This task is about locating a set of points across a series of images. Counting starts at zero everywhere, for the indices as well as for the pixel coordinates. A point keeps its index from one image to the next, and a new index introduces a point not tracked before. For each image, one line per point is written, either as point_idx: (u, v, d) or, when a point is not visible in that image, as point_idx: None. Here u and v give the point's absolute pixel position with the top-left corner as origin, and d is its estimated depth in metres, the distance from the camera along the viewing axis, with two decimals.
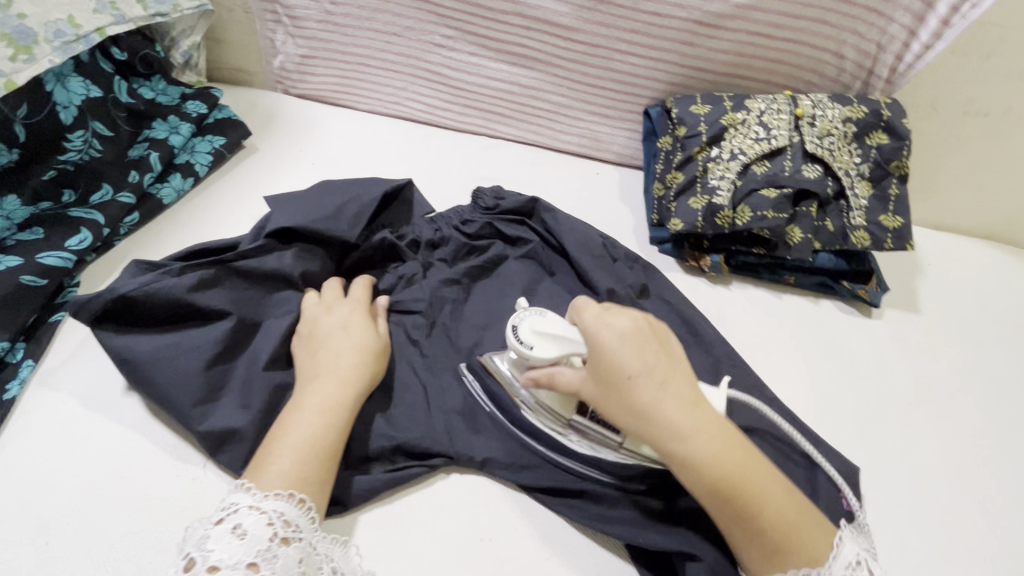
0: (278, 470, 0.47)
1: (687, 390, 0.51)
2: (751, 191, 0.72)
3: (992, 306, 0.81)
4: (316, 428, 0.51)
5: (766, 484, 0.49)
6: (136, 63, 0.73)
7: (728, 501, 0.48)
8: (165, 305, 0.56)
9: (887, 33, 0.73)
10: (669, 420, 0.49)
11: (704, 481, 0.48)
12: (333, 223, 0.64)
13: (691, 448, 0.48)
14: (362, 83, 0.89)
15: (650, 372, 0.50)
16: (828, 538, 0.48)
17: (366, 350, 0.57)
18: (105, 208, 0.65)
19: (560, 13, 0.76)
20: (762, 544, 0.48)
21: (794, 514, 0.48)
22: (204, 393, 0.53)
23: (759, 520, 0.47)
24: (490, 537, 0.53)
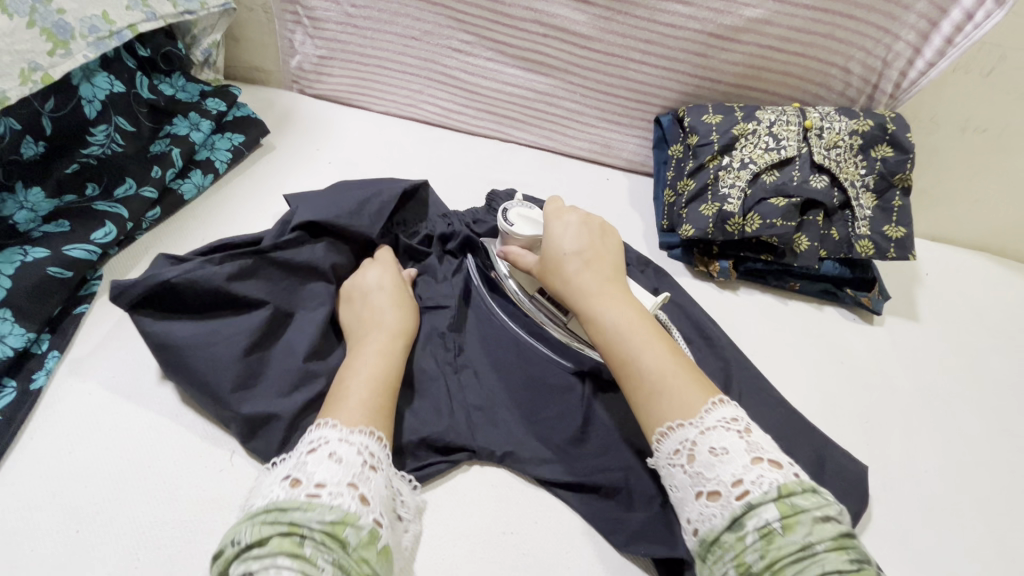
0: (356, 409, 0.51)
1: (610, 267, 0.59)
2: (761, 199, 0.74)
3: (988, 315, 0.84)
4: (380, 374, 0.55)
5: (655, 345, 0.52)
6: (158, 60, 0.74)
7: (616, 354, 0.53)
8: (205, 293, 0.56)
9: (893, 50, 0.75)
10: (582, 284, 0.57)
11: (603, 335, 0.54)
12: (357, 217, 0.66)
13: (595, 304, 0.55)
14: (378, 85, 0.90)
15: (574, 247, 0.59)
16: (705, 398, 0.48)
17: (407, 310, 0.63)
18: (129, 202, 0.66)
19: (578, 22, 0.78)
20: (637, 379, 0.51)
21: (673, 365, 0.50)
22: (241, 379, 0.54)
23: (638, 372, 0.51)
24: (512, 530, 0.55)
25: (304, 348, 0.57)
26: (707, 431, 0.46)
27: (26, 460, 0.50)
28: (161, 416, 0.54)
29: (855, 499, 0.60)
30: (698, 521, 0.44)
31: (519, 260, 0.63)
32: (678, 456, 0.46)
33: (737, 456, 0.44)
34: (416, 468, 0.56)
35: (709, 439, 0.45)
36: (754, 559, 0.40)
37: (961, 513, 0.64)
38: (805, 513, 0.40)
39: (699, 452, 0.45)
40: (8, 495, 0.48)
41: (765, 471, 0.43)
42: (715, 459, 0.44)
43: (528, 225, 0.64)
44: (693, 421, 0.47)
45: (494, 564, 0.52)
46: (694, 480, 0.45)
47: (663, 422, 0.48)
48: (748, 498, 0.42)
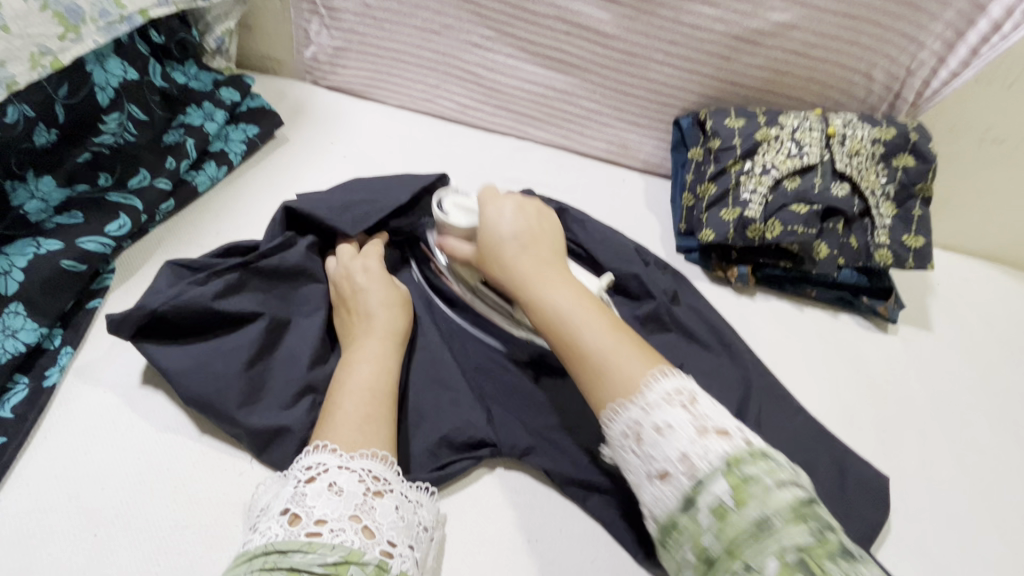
0: (356, 433, 0.48)
1: (550, 252, 0.58)
2: (782, 206, 0.73)
3: (1000, 327, 0.84)
4: (376, 388, 0.52)
5: (599, 324, 0.50)
6: (171, 47, 0.71)
7: (557, 334, 0.51)
8: (197, 315, 0.54)
9: (917, 58, 0.75)
10: (517, 265, 0.55)
11: (542, 319, 0.52)
12: (337, 215, 0.63)
13: (532, 284, 0.54)
14: (394, 78, 0.88)
15: (510, 230, 0.58)
16: (648, 372, 0.46)
17: (395, 307, 0.59)
18: (144, 193, 0.65)
19: (601, 20, 0.77)
20: (581, 368, 0.49)
21: (616, 345, 0.49)
22: (246, 393, 0.52)
23: (584, 350, 0.49)
24: (537, 538, 0.54)
25: (307, 358, 0.55)
26: (649, 409, 0.44)
27: (40, 460, 0.49)
28: (179, 417, 0.52)
29: (871, 509, 0.61)
30: (653, 506, 0.44)
31: (454, 251, 0.62)
32: (628, 440, 0.45)
33: (682, 433, 0.42)
34: (438, 468, 0.56)
35: (652, 416, 0.44)
36: (710, 541, 0.39)
37: (974, 524, 0.64)
38: (754, 481, 0.40)
39: (645, 432, 0.44)
40: (20, 497, 0.47)
41: (712, 443, 0.42)
42: (660, 437, 0.43)
43: (462, 214, 0.62)
44: (637, 400, 0.45)
45: (520, 572, 0.52)
46: (647, 463, 0.44)
47: (610, 405, 0.47)
48: (697, 474, 0.41)
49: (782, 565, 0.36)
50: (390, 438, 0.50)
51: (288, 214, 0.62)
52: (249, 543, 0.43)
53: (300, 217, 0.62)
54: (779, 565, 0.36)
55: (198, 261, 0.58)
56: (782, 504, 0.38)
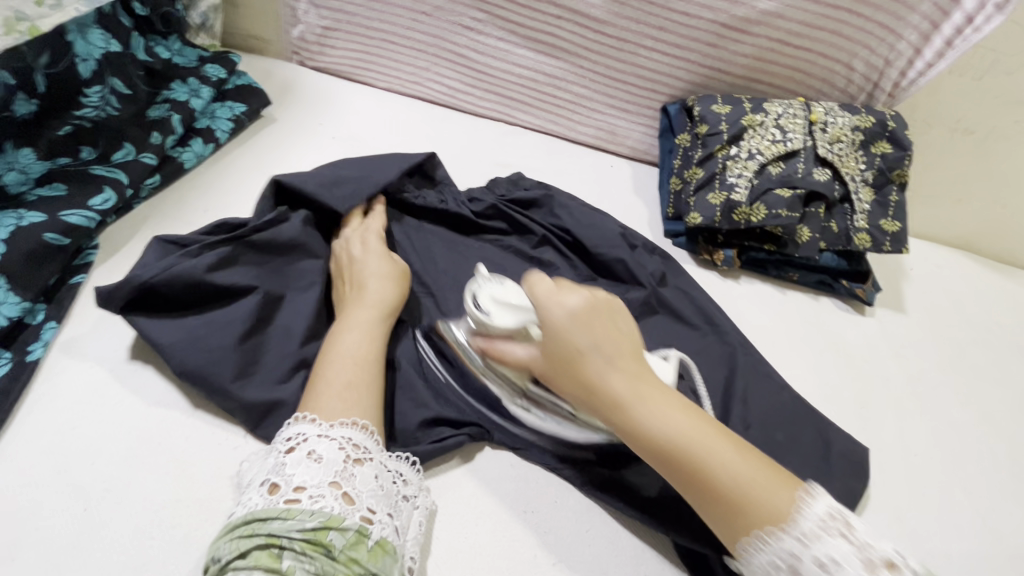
0: (341, 400, 0.48)
1: (637, 360, 0.49)
2: (767, 190, 0.75)
3: (970, 311, 0.88)
4: (362, 357, 0.52)
5: (723, 449, 0.45)
6: (155, 21, 0.70)
7: (680, 471, 0.45)
8: (189, 289, 0.53)
9: (894, 49, 0.78)
10: (615, 389, 0.47)
11: (658, 450, 0.46)
12: (327, 191, 0.63)
13: (636, 410, 0.47)
14: (383, 60, 0.87)
15: (593, 343, 0.48)
16: (794, 496, 0.43)
17: (385, 279, 0.58)
18: (128, 167, 0.62)
19: (593, 5, 0.78)
20: (713, 504, 0.44)
21: (746, 473, 0.44)
22: (241, 366, 0.51)
23: (720, 489, 0.44)
24: (532, 509, 0.55)
25: (300, 332, 0.54)
26: (806, 542, 0.41)
27: (26, 436, 0.47)
28: (171, 391, 0.52)
29: (854, 481, 0.63)
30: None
31: (508, 355, 0.54)
32: (779, 570, 0.42)
33: (850, 568, 0.40)
34: (436, 442, 0.56)
35: (811, 553, 0.41)
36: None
37: (949, 495, 0.67)
38: None
39: (805, 567, 0.41)
40: (7, 472, 0.45)
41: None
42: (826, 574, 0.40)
43: (507, 312, 0.56)
44: (790, 530, 0.42)
45: (516, 542, 0.53)
46: None
47: (750, 537, 0.43)
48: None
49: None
50: (373, 407, 0.50)
51: (277, 188, 0.61)
52: (231, 515, 0.43)
53: (289, 191, 0.61)
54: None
55: (190, 235, 0.57)
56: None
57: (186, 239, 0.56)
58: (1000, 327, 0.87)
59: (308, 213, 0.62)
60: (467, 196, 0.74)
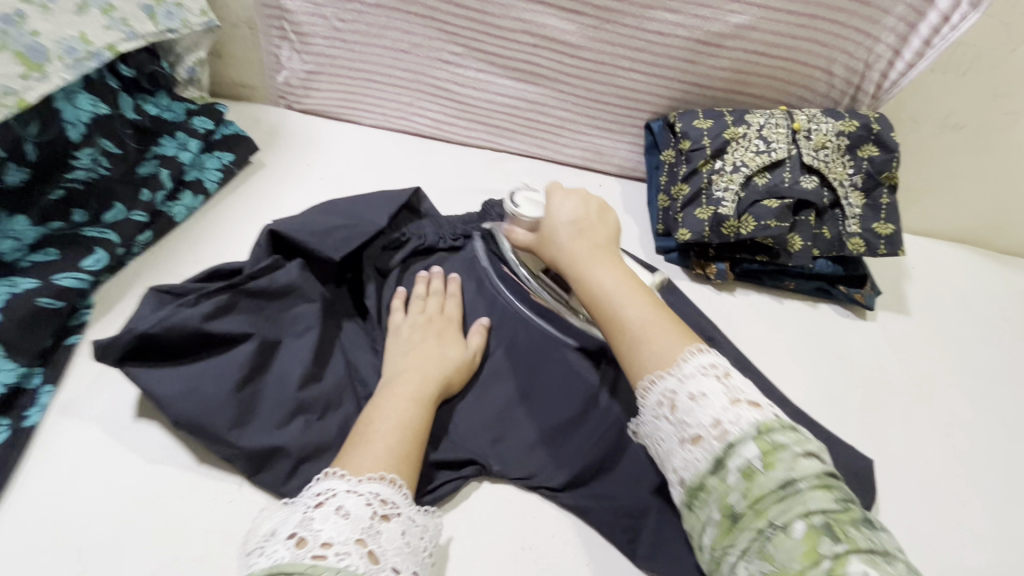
0: (378, 454, 0.48)
1: (603, 242, 0.59)
2: (754, 202, 0.75)
3: (977, 308, 0.86)
4: (405, 423, 0.52)
5: (637, 299, 0.52)
6: (142, 80, 0.72)
7: (602, 311, 0.53)
8: (183, 338, 0.53)
9: (873, 52, 0.77)
10: (572, 250, 0.58)
11: (591, 297, 0.55)
12: (320, 240, 0.62)
13: (585, 269, 0.56)
14: (367, 98, 0.89)
15: (568, 218, 0.60)
16: (685, 349, 0.48)
17: (451, 365, 0.59)
18: (119, 227, 0.64)
19: (567, 31, 0.78)
20: (622, 339, 0.51)
21: (655, 322, 0.50)
22: (238, 415, 0.52)
23: (624, 326, 0.51)
24: (530, 546, 0.54)
25: (298, 377, 0.55)
26: (684, 379, 0.46)
27: (25, 501, 0.48)
28: (167, 446, 0.52)
29: (859, 493, 0.62)
30: (682, 468, 0.45)
31: (517, 238, 0.64)
32: (661, 407, 0.46)
33: (715, 399, 0.44)
34: (432, 490, 0.55)
35: (687, 386, 0.46)
36: (737, 500, 0.41)
37: (962, 502, 0.65)
38: (783, 448, 0.41)
39: (679, 401, 0.45)
40: (6, 540, 0.46)
41: (744, 411, 0.44)
42: (694, 404, 0.45)
43: (532, 207, 0.64)
44: (673, 371, 0.47)
45: None
46: (678, 428, 0.45)
47: (645, 372, 0.48)
48: (728, 438, 0.43)
49: (809, 527, 0.38)
50: (403, 462, 0.49)
51: (273, 238, 0.61)
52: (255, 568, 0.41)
53: (285, 241, 0.61)
54: (805, 527, 0.38)
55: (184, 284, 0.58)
56: (808, 471, 0.40)
57: (180, 287, 0.57)
58: (1009, 323, 0.86)
59: (300, 260, 0.61)
60: (461, 230, 0.73)
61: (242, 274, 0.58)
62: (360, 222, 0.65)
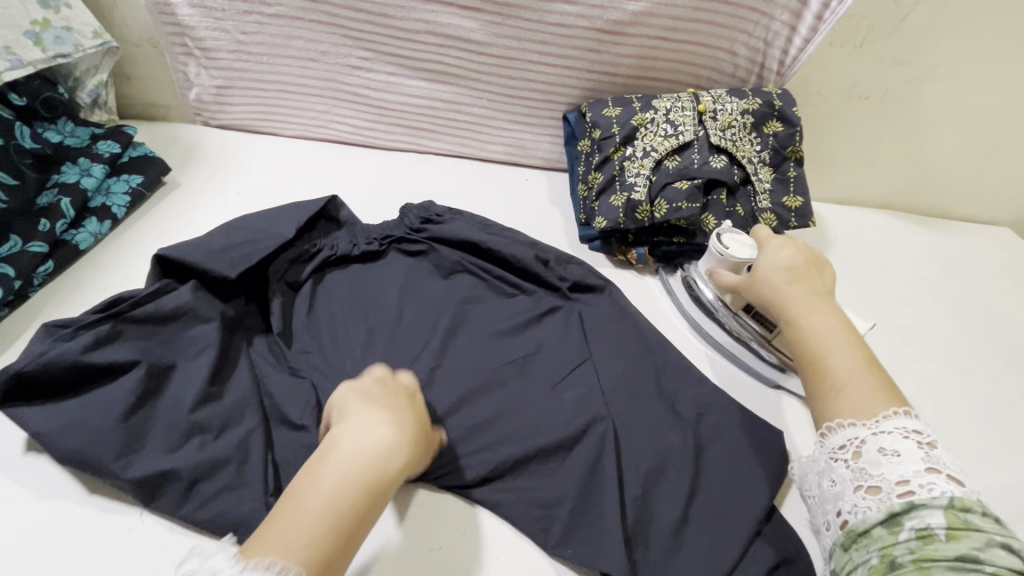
0: (291, 545, 0.41)
1: (815, 285, 0.60)
2: (665, 185, 0.76)
3: (895, 272, 0.90)
4: (342, 515, 0.43)
5: (850, 351, 0.53)
6: (38, 107, 0.72)
7: (804, 351, 0.55)
8: (67, 371, 0.53)
9: (771, 30, 0.79)
10: (783, 291, 0.59)
11: (796, 335, 0.56)
12: (214, 259, 0.62)
13: (798, 313, 0.57)
14: (283, 109, 0.88)
15: (778, 262, 0.62)
16: (890, 407, 0.48)
17: (421, 438, 0.51)
18: (16, 259, 0.63)
19: (471, 29, 0.79)
20: (821, 380, 0.52)
21: (861, 369, 0.51)
22: (125, 444, 0.51)
23: (827, 369, 0.52)
24: (438, 546, 0.54)
25: (191, 400, 0.55)
26: (879, 433, 0.47)
27: None
28: (65, 480, 0.52)
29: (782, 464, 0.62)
30: (850, 512, 0.46)
31: (721, 277, 0.68)
32: (842, 452, 0.48)
33: (909, 459, 0.45)
34: None
35: (880, 439, 0.47)
36: (903, 552, 0.41)
37: None
38: (976, 529, 0.40)
39: (866, 450, 0.47)
40: None
41: (938, 481, 0.43)
42: (884, 458, 0.46)
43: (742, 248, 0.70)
44: (870, 423, 0.48)
45: None
46: (857, 474, 0.47)
47: (840, 415, 0.50)
48: (912, 497, 0.43)
49: None
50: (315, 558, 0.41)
51: (162, 263, 0.61)
52: None
53: (172, 264, 0.61)
54: None
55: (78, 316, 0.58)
56: (998, 561, 0.38)
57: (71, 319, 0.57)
58: (927, 283, 0.89)
59: (194, 281, 0.62)
60: (377, 235, 0.73)
61: (127, 301, 0.58)
62: (260, 236, 0.66)
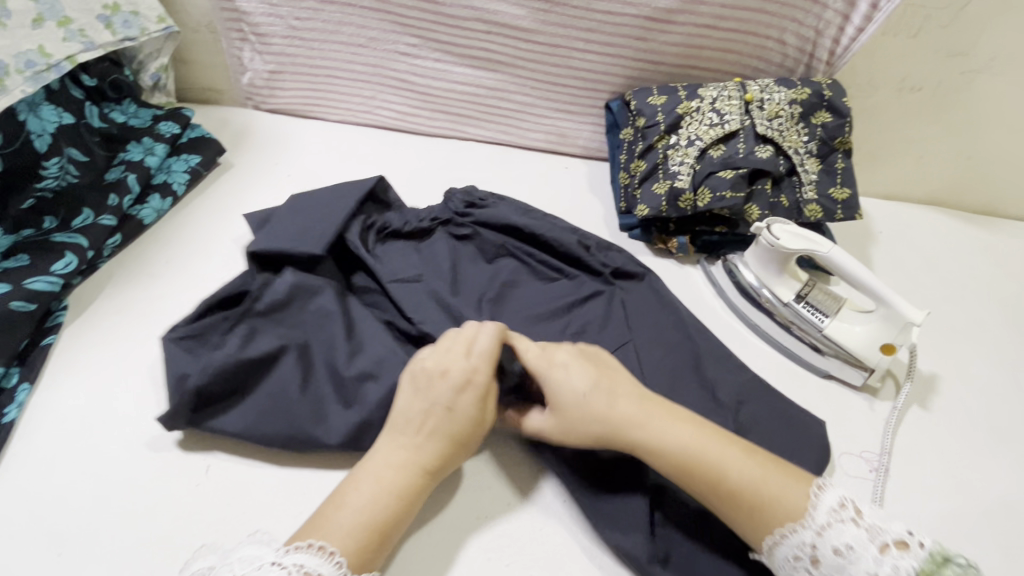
0: (339, 525, 0.47)
1: (583, 382, 0.54)
2: (709, 173, 0.75)
3: (942, 269, 0.88)
4: (386, 490, 0.49)
5: (731, 451, 0.50)
6: (105, 88, 0.75)
7: (698, 481, 0.50)
8: (228, 371, 0.56)
9: (823, 19, 0.78)
10: (626, 410, 0.53)
11: (672, 460, 0.50)
12: (301, 241, 0.65)
13: (664, 436, 0.51)
14: (331, 95, 0.91)
15: (580, 389, 0.54)
16: (804, 491, 0.48)
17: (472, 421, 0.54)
18: (88, 231, 0.67)
19: (518, 16, 0.80)
20: (737, 508, 0.48)
21: (757, 471, 0.49)
22: (313, 412, 0.56)
23: (738, 491, 0.48)
24: (486, 514, 0.56)
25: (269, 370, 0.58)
26: (822, 530, 0.46)
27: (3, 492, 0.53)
28: (137, 437, 0.57)
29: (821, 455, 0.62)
30: None
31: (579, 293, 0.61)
32: (799, 560, 0.46)
33: (863, 551, 0.44)
34: None
35: (828, 539, 0.46)
36: None
37: (921, 458, 0.67)
38: None
39: (822, 555, 0.45)
40: None
41: (898, 561, 0.43)
42: (843, 559, 0.45)
43: (795, 239, 0.70)
44: (807, 523, 0.47)
45: (469, 545, 0.54)
46: None
47: (776, 527, 0.47)
48: None
49: None
50: (358, 532, 0.47)
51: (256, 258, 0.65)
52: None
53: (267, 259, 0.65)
54: None
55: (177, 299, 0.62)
56: None
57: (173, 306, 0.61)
58: (972, 281, 0.87)
59: (290, 267, 0.65)
60: (426, 216, 0.75)
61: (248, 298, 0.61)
62: (338, 219, 0.68)
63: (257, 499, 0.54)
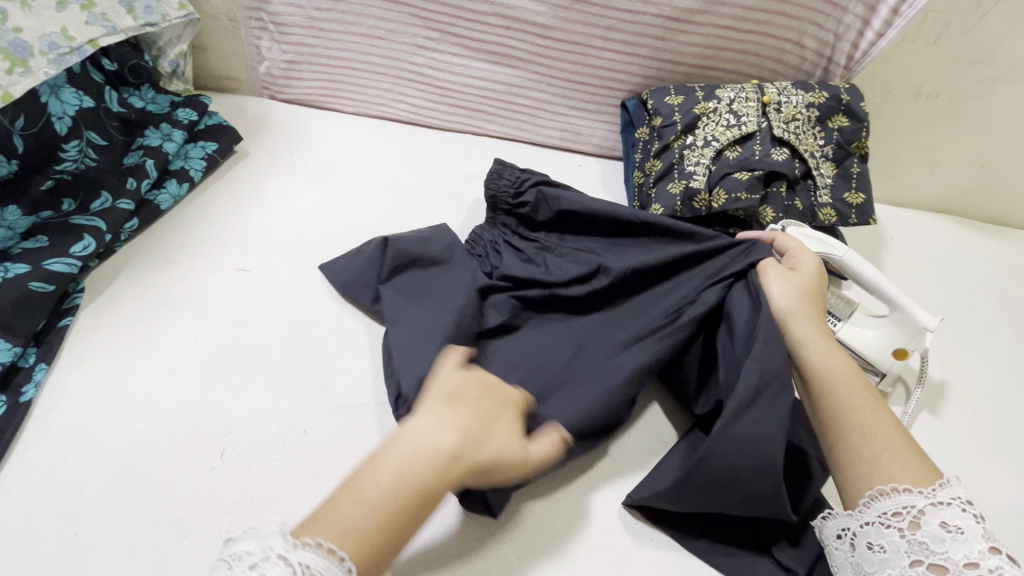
0: (348, 518, 0.43)
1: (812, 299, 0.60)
2: (725, 174, 0.76)
3: (954, 277, 0.88)
4: (407, 485, 0.45)
5: (877, 405, 0.53)
6: (125, 73, 0.75)
7: (833, 400, 0.54)
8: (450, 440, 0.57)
9: (843, 23, 0.78)
10: (807, 322, 0.58)
11: (821, 374, 0.55)
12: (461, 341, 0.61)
13: (824, 356, 0.56)
14: (348, 86, 0.91)
15: (798, 289, 0.60)
16: (928, 478, 0.47)
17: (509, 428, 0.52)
18: (106, 215, 0.68)
19: (538, 13, 0.80)
20: (858, 438, 0.51)
21: (895, 438, 0.51)
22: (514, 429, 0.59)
23: (870, 426, 0.51)
24: (498, 506, 0.56)
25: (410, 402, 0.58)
26: (938, 504, 0.45)
27: (20, 471, 0.53)
28: (153, 420, 0.57)
29: None
30: None
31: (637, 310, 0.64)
32: (896, 518, 0.46)
33: (973, 539, 0.43)
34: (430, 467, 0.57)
35: (940, 513, 0.45)
36: None
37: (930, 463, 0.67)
38: None
39: (924, 524, 0.45)
40: (6, 505, 0.51)
41: (1004, 564, 0.42)
42: (947, 535, 0.44)
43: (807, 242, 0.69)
44: (926, 492, 0.46)
45: (481, 537, 0.54)
46: (914, 547, 0.45)
47: (883, 481, 0.48)
48: None
49: None
50: (370, 528, 0.43)
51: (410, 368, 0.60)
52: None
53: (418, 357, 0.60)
54: None
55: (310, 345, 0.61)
56: None
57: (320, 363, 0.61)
58: (983, 290, 0.87)
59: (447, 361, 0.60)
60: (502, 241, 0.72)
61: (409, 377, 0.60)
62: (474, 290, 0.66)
63: (271, 485, 0.54)
